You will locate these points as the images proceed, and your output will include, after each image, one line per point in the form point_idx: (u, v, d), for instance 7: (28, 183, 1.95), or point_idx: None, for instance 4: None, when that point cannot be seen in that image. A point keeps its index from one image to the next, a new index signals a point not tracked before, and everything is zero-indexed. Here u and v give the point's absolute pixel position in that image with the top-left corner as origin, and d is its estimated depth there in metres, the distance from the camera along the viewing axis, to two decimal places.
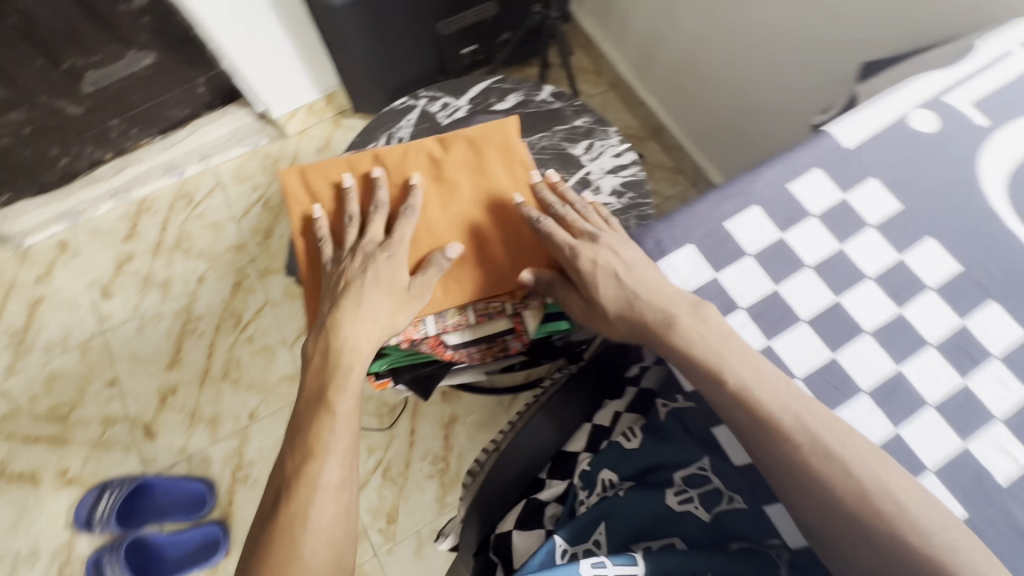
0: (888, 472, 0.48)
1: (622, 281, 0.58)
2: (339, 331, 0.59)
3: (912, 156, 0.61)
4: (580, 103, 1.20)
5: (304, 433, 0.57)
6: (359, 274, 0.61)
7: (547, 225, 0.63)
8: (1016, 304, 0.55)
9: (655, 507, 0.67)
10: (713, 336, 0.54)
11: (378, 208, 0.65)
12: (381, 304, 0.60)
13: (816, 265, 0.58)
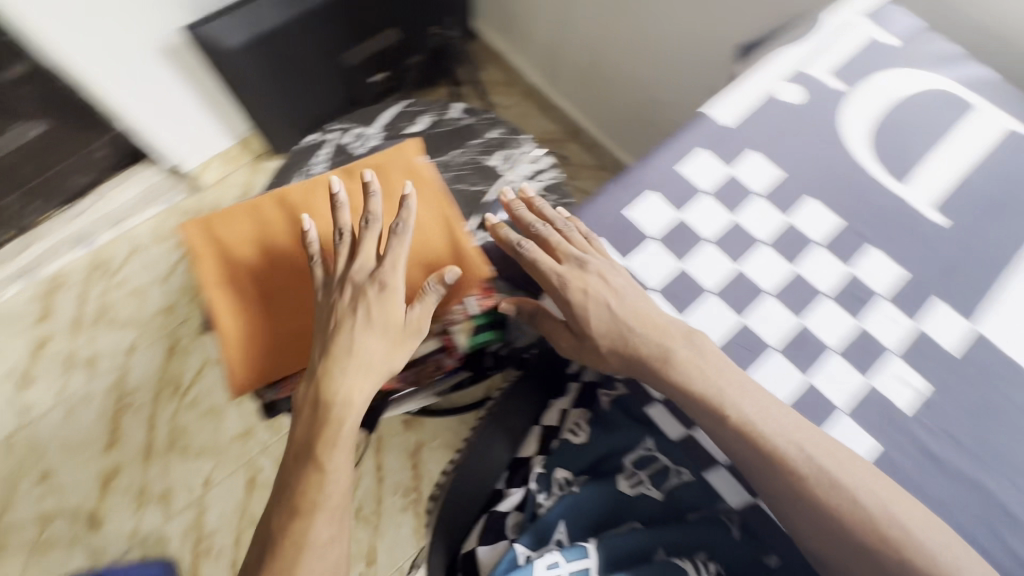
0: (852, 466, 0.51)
1: (615, 312, 0.57)
2: (332, 374, 0.55)
3: (787, 127, 0.66)
4: (491, 115, 1.23)
5: (297, 485, 0.53)
6: (352, 308, 0.57)
7: (536, 258, 0.61)
8: (895, 246, 0.61)
9: (611, 495, 0.69)
10: (717, 373, 0.54)
11: (370, 225, 0.60)
12: (374, 346, 0.56)
13: (715, 238, 0.61)
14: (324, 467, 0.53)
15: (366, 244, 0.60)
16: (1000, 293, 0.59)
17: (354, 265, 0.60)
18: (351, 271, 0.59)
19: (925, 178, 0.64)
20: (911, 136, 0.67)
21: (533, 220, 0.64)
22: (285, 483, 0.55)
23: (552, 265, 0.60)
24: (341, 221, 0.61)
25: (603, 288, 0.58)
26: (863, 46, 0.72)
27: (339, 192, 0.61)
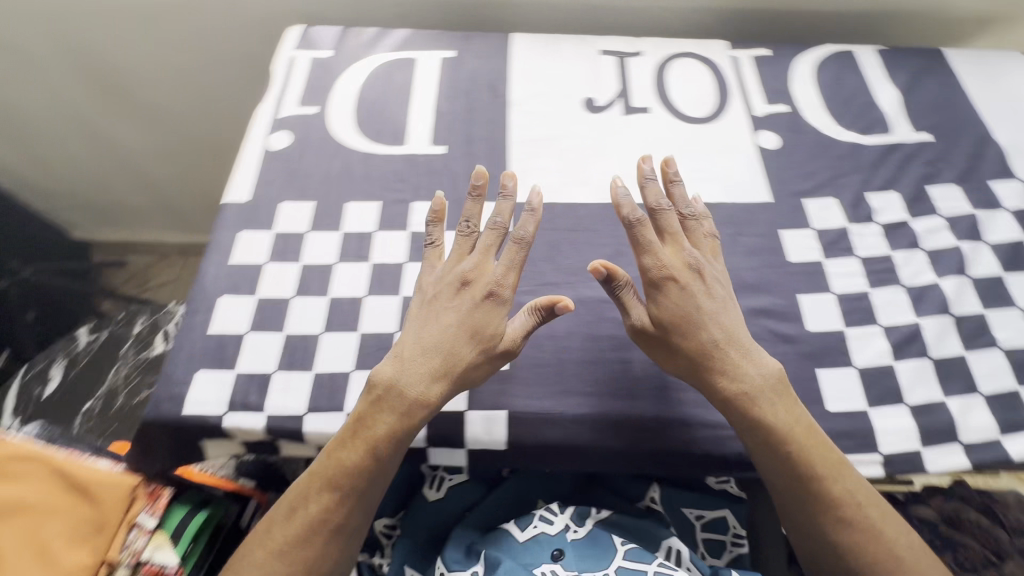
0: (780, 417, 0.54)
1: (707, 312, 0.56)
2: (420, 350, 0.55)
3: (296, 167, 0.74)
4: (125, 313, 1.12)
5: (341, 473, 0.54)
6: (484, 311, 0.56)
7: (653, 243, 0.57)
8: (425, 190, 0.72)
9: (433, 507, 0.71)
10: (775, 407, 0.54)
11: (497, 223, 0.59)
12: (467, 353, 0.55)
13: (298, 292, 0.65)
14: (369, 464, 0.54)
15: (489, 246, 0.58)
16: (508, 166, 0.74)
17: (478, 260, 0.58)
18: (463, 269, 0.58)
19: (413, 130, 0.77)
20: (385, 111, 0.79)
21: (658, 197, 0.59)
22: (329, 465, 0.54)
23: (656, 263, 0.56)
24: (506, 217, 0.59)
25: (699, 286, 0.57)
26: (310, 72, 0.82)
27: (441, 198, 0.60)
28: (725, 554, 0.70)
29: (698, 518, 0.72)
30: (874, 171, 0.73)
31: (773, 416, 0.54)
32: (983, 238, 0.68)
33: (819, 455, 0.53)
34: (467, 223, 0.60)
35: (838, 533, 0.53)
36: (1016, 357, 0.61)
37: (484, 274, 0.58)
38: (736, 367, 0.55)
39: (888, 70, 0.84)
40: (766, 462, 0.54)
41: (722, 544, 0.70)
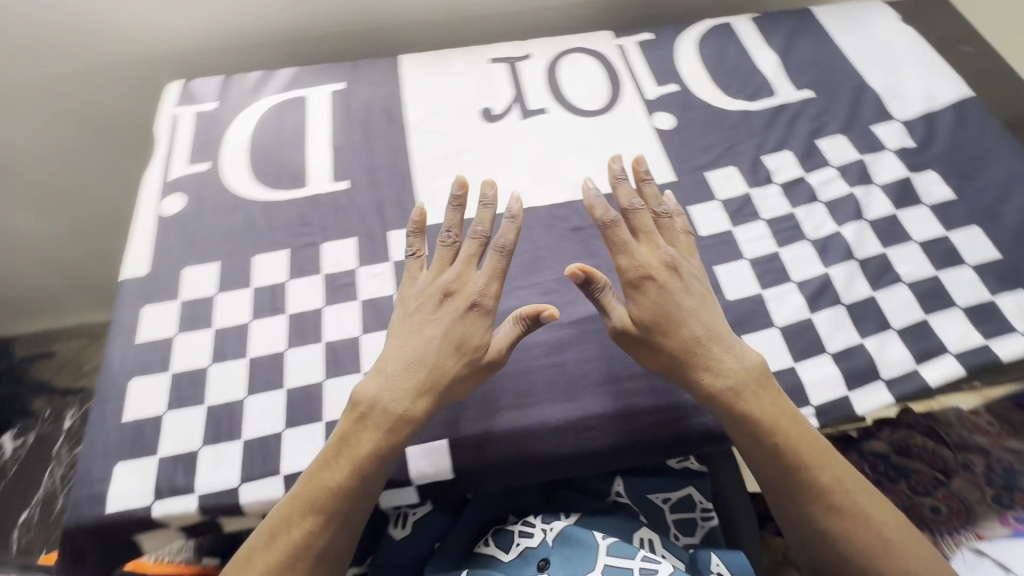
0: (768, 411, 0.54)
1: (687, 308, 0.56)
2: (408, 368, 0.55)
3: (194, 228, 0.70)
4: (48, 411, 1.03)
5: (325, 495, 0.52)
6: (469, 321, 0.56)
7: (629, 242, 0.57)
8: (334, 229, 0.70)
9: (403, 547, 0.68)
10: (759, 400, 0.55)
11: (479, 229, 0.59)
12: (453, 367, 0.55)
13: (214, 358, 0.62)
14: (354, 484, 0.52)
15: (470, 255, 0.58)
16: (414, 190, 0.73)
17: (460, 270, 0.58)
18: (445, 280, 0.58)
19: (313, 169, 0.75)
20: (280, 155, 0.76)
21: (630, 198, 0.60)
22: (312, 487, 0.52)
23: (631, 262, 0.57)
24: (488, 226, 0.60)
25: (678, 280, 0.57)
26: (196, 128, 0.79)
27: (421, 209, 0.60)
28: (698, 532, 0.71)
29: (665, 501, 0.73)
30: (765, 135, 0.76)
31: (758, 409, 0.54)
32: (872, 182, 0.72)
33: (804, 445, 0.54)
34: (449, 232, 0.60)
35: (828, 521, 0.52)
36: (918, 288, 0.64)
37: (467, 283, 0.58)
38: (720, 363, 0.55)
39: (763, 36, 0.87)
40: (753, 451, 0.54)
41: (693, 522, 0.71)
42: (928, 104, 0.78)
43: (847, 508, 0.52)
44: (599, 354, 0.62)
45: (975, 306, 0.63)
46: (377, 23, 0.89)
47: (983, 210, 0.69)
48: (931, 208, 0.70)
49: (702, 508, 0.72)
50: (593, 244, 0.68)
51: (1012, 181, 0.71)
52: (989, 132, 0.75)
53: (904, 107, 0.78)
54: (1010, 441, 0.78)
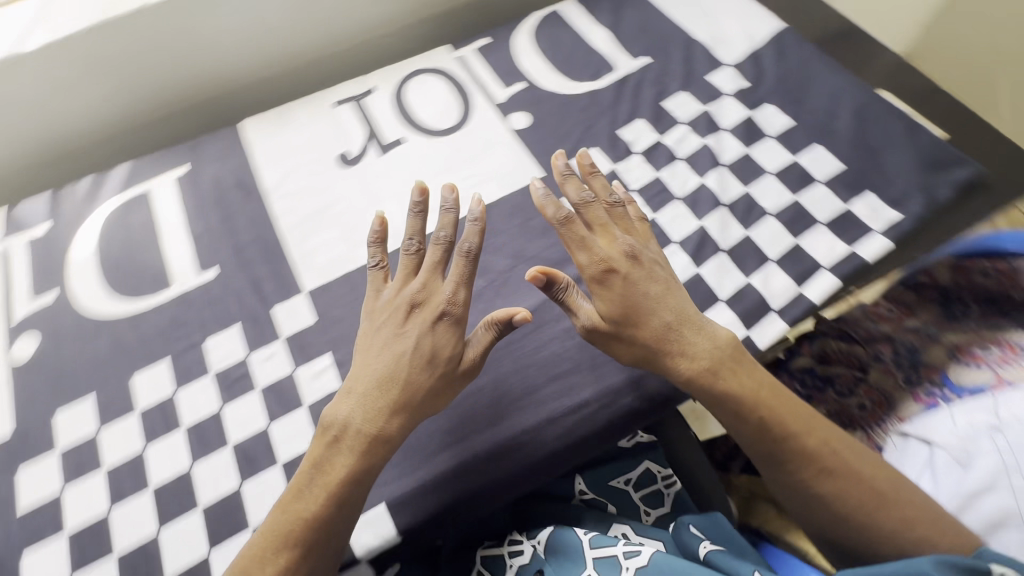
0: (745, 383, 0.54)
1: (656, 296, 0.55)
2: (381, 389, 0.52)
3: (56, 367, 0.64)
4: None
5: (301, 523, 0.48)
6: (441, 331, 0.54)
7: (586, 238, 0.56)
8: (212, 323, 0.66)
9: None
10: (737, 377, 0.54)
11: (442, 236, 0.57)
12: (426, 382, 0.53)
13: (113, 501, 0.56)
14: (337, 508, 0.49)
15: (436, 262, 0.57)
16: (289, 257, 0.69)
17: (426, 280, 0.56)
18: (410, 291, 0.56)
19: (175, 266, 0.70)
20: (135, 260, 0.70)
21: (579, 192, 0.60)
22: (286, 518, 0.49)
23: (590, 257, 0.56)
24: (453, 229, 0.58)
25: (639, 268, 0.56)
26: (32, 257, 0.71)
27: (381, 220, 0.58)
28: (665, 500, 0.72)
29: (625, 483, 0.74)
30: (615, 109, 0.79)
31: (737, 384, 0.54)
32: (720, 128, 0.76)
33: (789, 411, 0.54)
34: (412, 241, 0.58)
35: (824, 485, 0.51)
36: (784, 216, 0.68)
37: (435, 291, 0.56)
38: (693, 345, 0.54)
39: (591, 15, 0.90)
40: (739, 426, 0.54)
41: (657, 492, 0.73)
42: (751, 43, 0.83)
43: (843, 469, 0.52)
44: (513, 368, 0.61)
45: (834, 218, 0.68)
46: (209, 93, 0.85)
47: (819, 129, 0.74)
48: (776, 139, 0.74)
49: (661, 476, 0.74)
50: (481, 261, 0.68)
51: (837, 96, 0.77)
52: (807, 55, 0.81)
53: (731, 51, 0.83)
54: (911, 321, 0.85)
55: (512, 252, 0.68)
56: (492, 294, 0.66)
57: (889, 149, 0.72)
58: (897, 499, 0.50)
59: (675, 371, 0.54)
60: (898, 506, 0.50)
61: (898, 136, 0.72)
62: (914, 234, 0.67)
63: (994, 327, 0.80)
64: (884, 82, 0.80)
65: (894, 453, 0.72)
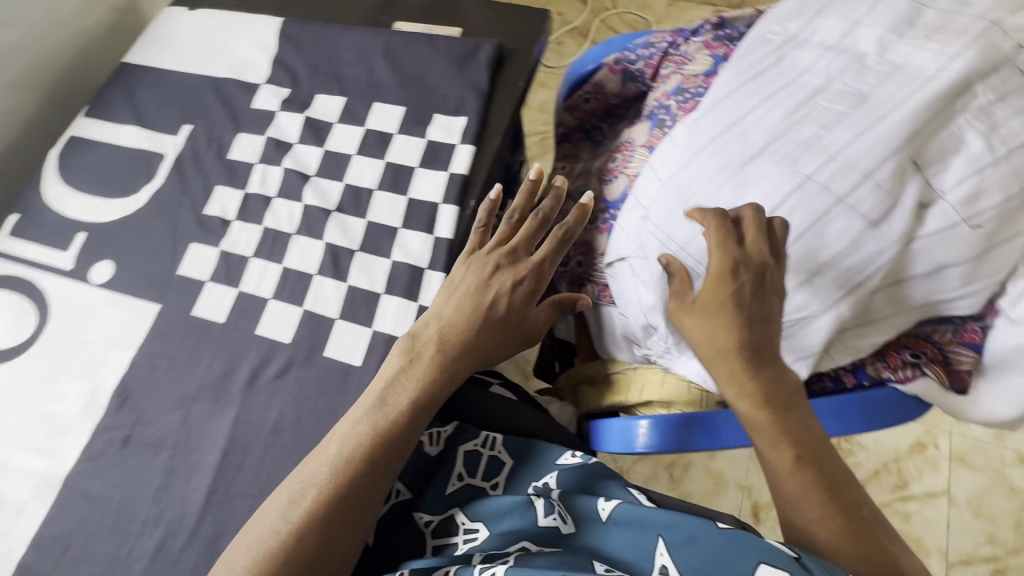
0: (804, 425, 0.55)
1: (768, 312, 0.58)
2: (467, 344, 0.58)
3: None
4: None
5: (359, 450, 0.53)
6: (518, 292, 0.61)
7: (724, 247, 0.58)
8: None
9: None
10: (799, 420, 0.55)
11: (539, 213, 0.64)
12: (490, 340, 0.59)
13: None
14: (385, 445, 0.53)
15: (528, 232, 0.63)
16: None
17: (516, 245, 0.63)
18: (497, 249, 0.63)
19: None
20: None
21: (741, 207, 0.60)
22: (382, 412, 0.54)
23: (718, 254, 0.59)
24: (555, 212, 0.64)
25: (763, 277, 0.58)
26: None
27: (492, 191, 0.63)
28: (501, 459, 0.70)
29: (459, 479, 0.69)
30: (191, 194, 0.72)
31: (800, 424, 0.55)
32: (291, 145, 0.73)
33: (833, 466, 0.54)
34: (514, 214, 0.65)
35: (824, 523, 0.52)
36: (386, 183, 0.69)
37: (522, 258, 0.63)
38: (769, 366, 0.56)
39: (108, 118, 0.79)
40: (776, 446, 0.54)
41: (489, 460, 0.70)
42: (268, 50, 0.80)
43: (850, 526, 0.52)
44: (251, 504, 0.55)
45: (423, 155, 0.69)
46: None
47: (368, 89, 0.75)
48: (342, 121, 0.74)
49: (481, 445, 0.71)
50: (152, 435, 0.59)
51: (362, 52, 0.77)
52: (321, 29, 0.80)
53: (257, 69, 0.79)
54: (579, 166, 0.97)
55: (177, 400, 0.61)
56: (184, 457, 0.58)
57: (426, 68, 0.75)
58: (874, 548, 0.52)
59: (757, 375, 0.56)
60: (875, 553, 0.51)
61: (425, 53, 0.75)
62: (487, 124, 0.72)
63: (618, 132, 0.94)
64: (397, 12, 0.83)
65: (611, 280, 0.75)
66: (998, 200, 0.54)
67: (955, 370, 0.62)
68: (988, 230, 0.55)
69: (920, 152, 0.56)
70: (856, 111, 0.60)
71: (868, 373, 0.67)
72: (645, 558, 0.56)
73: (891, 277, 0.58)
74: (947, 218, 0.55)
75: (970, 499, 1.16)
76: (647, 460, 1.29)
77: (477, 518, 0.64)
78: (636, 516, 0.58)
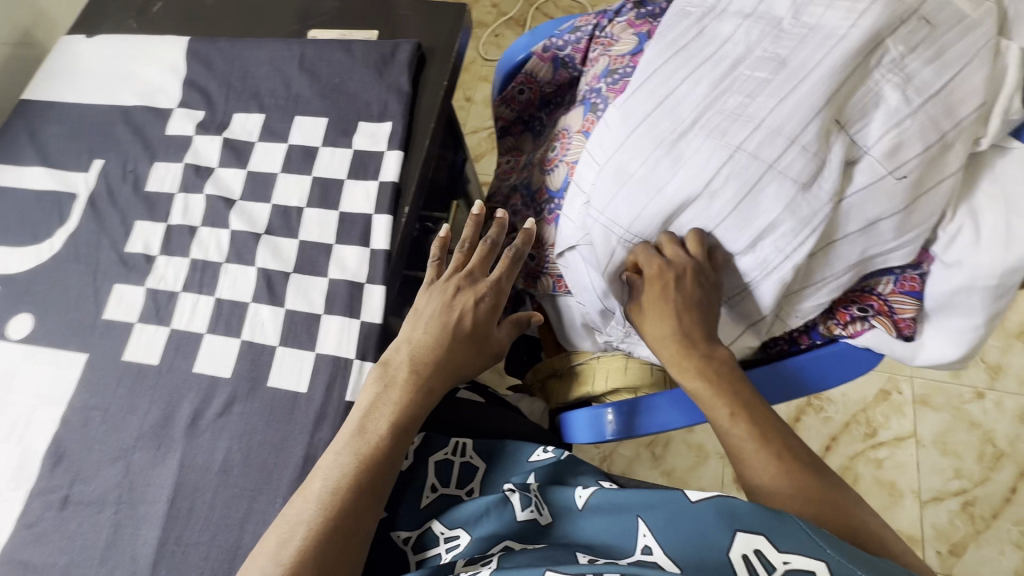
0: (736, 390, 0.59)
1: (694, 300, 0.62)
2: (439, 362, 0.58)
3: None
4: None
5: (343, 484, 0.51)
6: (481, 309, 0.62)
7: (648, 256, 0.64)
8: None
9: None
10: (732, 388, 0.59)
11: (488, 237, 0.66)
12: (461, 351, 0.60)
13: None
14: (372, 472, 0.52)
15: (482, 256, 0.65)
16: None
17: (472, 267, 0.64)
18: (455, 274, 0.64)
19: None
20: None
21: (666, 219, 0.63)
22: (364, 444, 0.53)
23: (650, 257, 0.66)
24: (504, 235, 0.67)
25: (688, 266, 0.61)
26: None
27: (442, 227, 0.65)
28: (473, 464, 0.67)
29: (433, 490, 0.65)
30: (109, 233, 0.68)
31: (730, 390, 0.59)
32: (212, 170, 0.70)
33: (772, 420, 0.57)
34: (464, 243, 0.67)
35: (764, 466, 0.54)
36: (315, 199, 0.66)
37: (479, 279, 0.64)
38: (697, 346, 0.61)
39: (10, 161, 0.74)
40: (718, 408, 0.58)
41: (462, 467, 0.66)
42: (177, 72, 0.76)
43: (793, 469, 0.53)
44: (206, 549, 0.53)
45: (351, 165, 0.67)
46: None
47: (287, 102, 0.72)
48: (263, 139, 0.70)
49: (452, 453, 0.67)
50: (93, 492, 0.56)
51: (277, 64, 0.74)
52: (231, 46, 0.76)
53: (168, 93, 0.75)
54: (523, 159, 0.96)
55: (115, 452, 0.57)
56: (130, 510, 0.55)
57: (345, 76, 0.72)
58: (821, 498, 0.51)
59: (688, 355, 0.61)
60: (821, 503, 0.51)
61: (342, 60, 0.73)
62: (414, 127, 0.70)
63: (555, 121, 0.92)
64: (310, 20, 0.79)
65: (565, 270, 0.73)
66: (919, 147, 0.53)
67: (900, 319, 0.62)
68: (915, 178, 0.54)
69: (841, 111, 0.55)
70: (777, 77, 0.58)
71: (820, 333, 0.69)
72: (626, 538, 0.53)
73: (822, 241, 0.58)
74: (872, 174, 0.54)
75: (935, 438, 1.20)
76: (628, 441, 1.29)
77: (457, 524, 0.60)
78: (613, 499, 0.56)
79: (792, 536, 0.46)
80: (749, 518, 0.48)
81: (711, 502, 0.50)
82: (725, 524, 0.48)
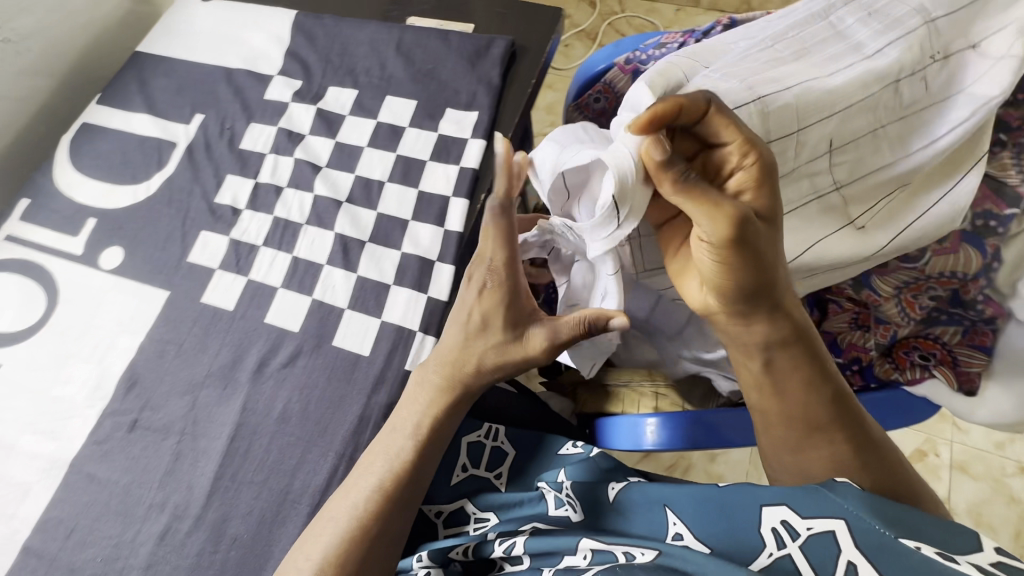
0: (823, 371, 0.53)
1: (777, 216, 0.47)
2: (461, 359, 0.54)
3: None
4: None
5: (387, 456, 0.53)
6: (487, 301, 0.53)
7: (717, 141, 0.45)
8: None
9: None
10: (813, 366, 0.52)
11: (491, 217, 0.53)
12: (480, 344, 0.54)
13: None
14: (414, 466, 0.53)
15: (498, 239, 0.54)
16: None
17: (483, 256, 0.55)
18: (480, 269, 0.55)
19: None
20: None
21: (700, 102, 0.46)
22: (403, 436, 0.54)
23: (706, 151, 0.48)
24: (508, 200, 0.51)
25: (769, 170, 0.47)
26: None
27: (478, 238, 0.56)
28: (504, 450, 0.67)
29: (463, 470, 0.65)
30: (201, 183, 0.72)
31: (817, 376, 0.53)
32: (303, 136, 0.73)
33: (847, 398, 0.53)
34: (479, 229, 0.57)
35: (843, 451, 0.53)
36: (397, 175, 0.69)
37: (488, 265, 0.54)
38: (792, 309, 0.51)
39: (120, 105, 0.80)
40: (811, 394, 0.53)
41: (493, 451, 0.66)
42: (281, 42, 0.81)
43: (874, 446, 0.53)
44: (257, 490, 0.55)
45: (434, 149, 0.70)
46: None
47: (379, 82, 0.75)
48: (353, 114, 0.74)
49: (485, 436, 0.67)
50: (160, 420, 0.60)
51: (375, 46, 0.78)
52: (333, 26, 0.80)
53: (270, 60, 0.80)
54: None
55: (185, 386, 0.61)
56: (192, 443, 0.58)
57: (438, 64, 0.75)
58: (897, 472, 0.53)
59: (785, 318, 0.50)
60: (898, 480, 0.52)
61: (438, 48, 0.76)
62: (497, 118, 0.72)
63: None
64: (409, 9, 0.83)
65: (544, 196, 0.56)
66: (875, 201, 0.54)
67: (964, 371, 0.62)
68: (872, 233, 0.54)
69: (838, 132, 0.50)
70: (792, 63, 0.50)
71: (875, 375, 0.63)
72: (658, 527, 0.53)
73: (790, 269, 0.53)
74: (826, 222, 0.53)
75: (969, 508, 1.15)
76: (648, 461, 1.28)
77: (487, 507, 0.61)
78: (643, 492, 0.56)
79: (815, 503, 0.47)
80: (772, 495, 0.49)
81: (735, 489, 0.51)
82: (752, 505, 0.49)
